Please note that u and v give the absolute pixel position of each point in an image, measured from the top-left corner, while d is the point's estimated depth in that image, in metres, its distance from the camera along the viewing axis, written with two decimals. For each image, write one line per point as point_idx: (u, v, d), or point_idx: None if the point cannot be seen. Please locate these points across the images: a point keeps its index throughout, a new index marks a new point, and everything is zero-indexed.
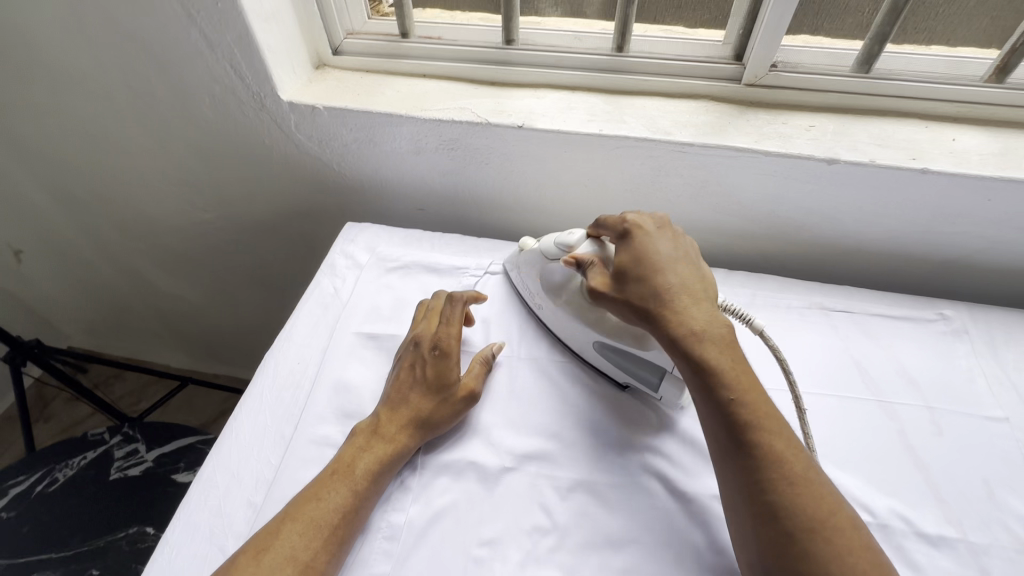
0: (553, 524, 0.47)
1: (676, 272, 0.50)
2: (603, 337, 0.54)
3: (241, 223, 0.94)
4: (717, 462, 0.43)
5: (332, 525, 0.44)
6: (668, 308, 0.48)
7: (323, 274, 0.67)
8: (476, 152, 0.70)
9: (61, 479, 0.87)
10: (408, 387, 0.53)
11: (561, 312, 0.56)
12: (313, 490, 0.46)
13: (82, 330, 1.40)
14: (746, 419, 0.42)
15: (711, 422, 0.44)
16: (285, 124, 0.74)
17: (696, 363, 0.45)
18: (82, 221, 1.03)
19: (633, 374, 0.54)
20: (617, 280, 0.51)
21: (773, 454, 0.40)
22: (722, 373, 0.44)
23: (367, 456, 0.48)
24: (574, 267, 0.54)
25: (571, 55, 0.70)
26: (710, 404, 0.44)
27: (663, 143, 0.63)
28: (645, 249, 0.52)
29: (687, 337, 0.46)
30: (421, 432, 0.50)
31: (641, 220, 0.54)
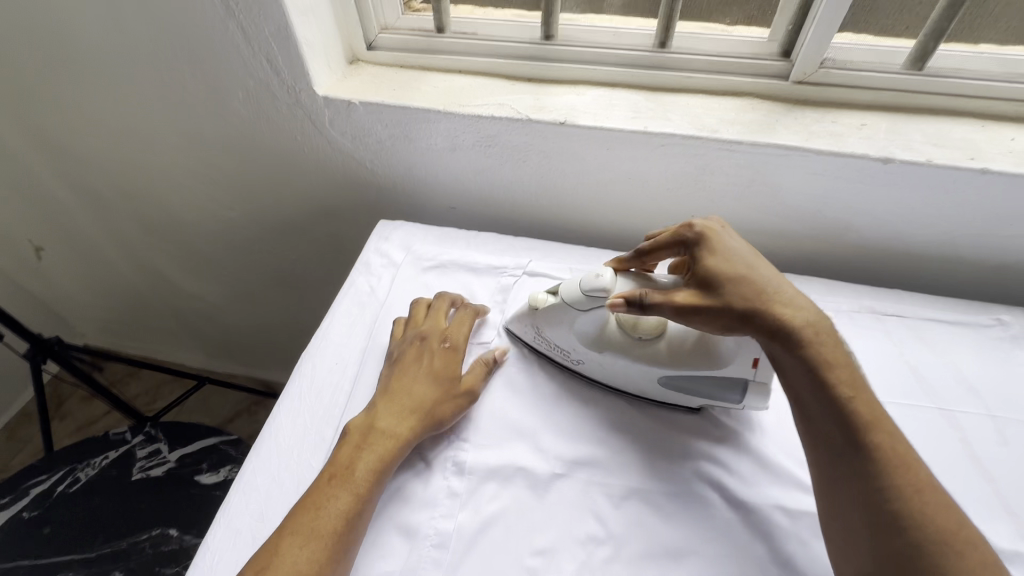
0: (608, 533, 0.45)
1: (769, 269, 0.47)
2: (669, 368, 0.50)
3: (267, 221, 0.92)
4: (829, 467, 0.41)
5: (335, 532, 0.42)
6: (777, 308, 0.44)
7: (358, 272, 0.66)
8: (515, 149, 0.69)
9: (83, 479, 0.86)
10: (413, 376, 0.52)
11: (609, 355, 0.52)
12: (312, 498, 0.43)
13: (100, 328, 1.39)
14: (867, 422, 0.40)
15: (824, 421, 0.41)
16: (318, 119, 0.72)
17: (816, 363, 0.42)
18: (105, 217, 1.02)
19: (705, 396, 0.51)
20: (706, 277, 0.47)
21: (898, 458, 0.39)
22: (837, 375, 0.41)
23: (366, 456, 0.46)
24: (624, 307, 0.47)
25: (611, 51, 0.69)
26: (826, 404, 0.41)
27: (709, 141, 0.62)
28: (729, 245, 0.49)
29: (797, 333, 0.43)
30: (424, 423, 0.49)
31: (710, 222, 0.51)
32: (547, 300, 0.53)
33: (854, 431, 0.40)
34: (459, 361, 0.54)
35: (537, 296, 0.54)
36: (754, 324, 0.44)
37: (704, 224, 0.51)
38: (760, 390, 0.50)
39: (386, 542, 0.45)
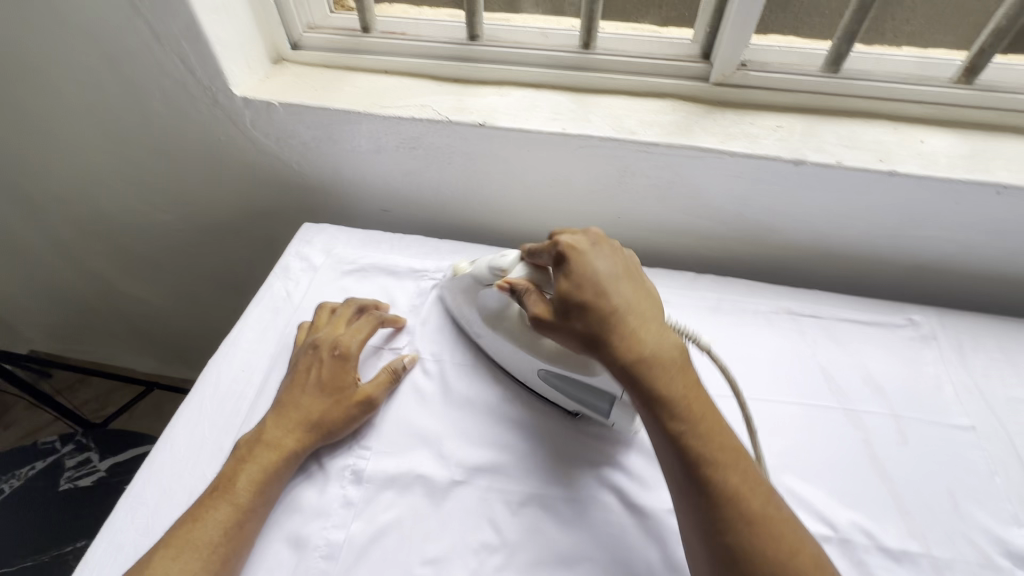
0: (502, 540, 0.45)
1: (623, 294, 0.46)
2: (546, 362, 0.50)
3: (201, 224, 0.90)
4: (676, 500, 0.41)
5: (208, 544, 0.41)
6: (619, 339, 0.44)
7: (276, 276, 0.65)
8: (439, 150, 0.68)
9: (7, 490, 0.82)
10: (300, 389, 0.51)
11: (501, 334, 0.53)
12: (191, 512, 0.43)
13: (45, 334, 1.35)
14: (701, 455, 0.40)
15: (668, 458, 0.41)
16: (240, 120, 0.71)
17: (650, 396, 0.42)
18: (36, 220, 0.99)
19: (579, 401, 0.51)
20: (562, 302, 0.46)
21: (733, 493, 0.38)
22: (673, 409, 0.41)
23: (248, 468, 0.45)
24: (508, 292, 0.50)
25: (536, 52, 0.68)
26: (665, 439, 0.41)
27: (627, 143, 0.61)
28: (591, 267, 0.47)
29: (635, 365, 0.43)
30: (312, 435, 0.48)
31: (575, 239, 0.49)
32: (466, 269, 0.58)
33: (689, 466, 0.40)
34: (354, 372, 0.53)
35: (461, 266, 0.58)
36: (596, 353, 0.44)
37: (571, 241, 0.49)
38: (624, 410, 0.48)
39: (275, 554, 0.44)
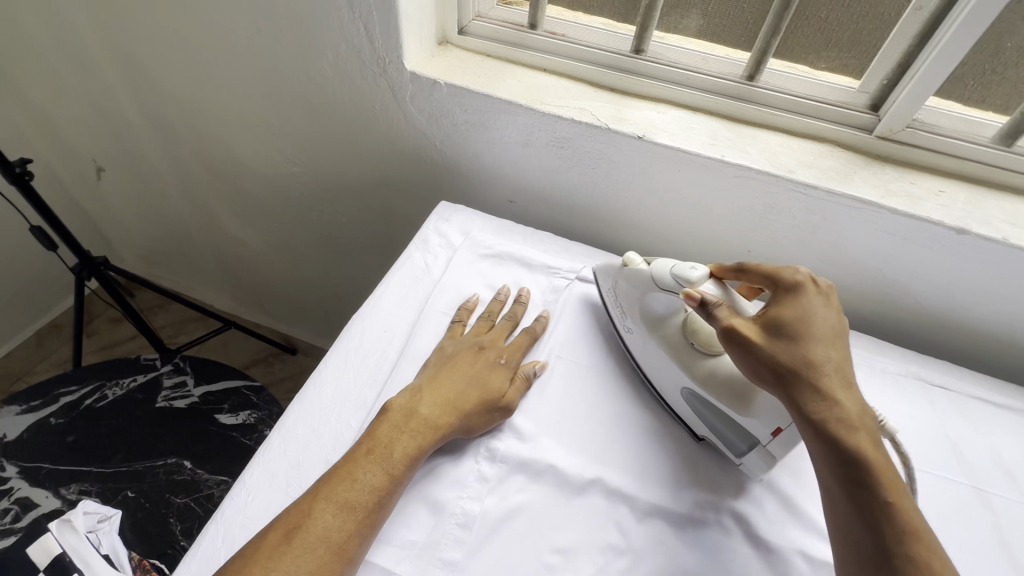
0: (628, 544, 0.46)
1: (833, 350, 0.46)
2: (693, 382, 0.51)
3: (325, 182, 0.94)
4: (849, 561, 0.40)
5: (364, 503, 0.43)
6: (827, 390, 0.44)
7: (415, 247, 0.68)
8: (587, 154, 0.69)
9: (110, 396, 0.89)
10: (462, 378, 0.52)
11: (654, 340, 0.54)
12: (347, 467, 0.44)
13: (140, 256, 1.43)
14: (899, 528, 0.39)
15: (853, 520, 0.40)
16: (400, 93, 0.74)
17: (850, 454, 0.41)
18: (171, 151, 1.05)
19: (711, 429, 0.51)
20: (773, 334, 0.46)
21: (928, 572, 0.37)
22: (874, 472, 0.41)
23: (404, 438, 0.47)
24: (695, 304, 0.50)
25: (697, 75, 0.69)
26: (858, 500, 0.40)
27: (785, 181, 0.62)
28: (814, 314, 0.48)
29: (841, 422, 0.42)
30: (462, 421, 0.49)
31: (806, 281, 0.50)
32: (639, 265, 0.57)
33: (884, 534, 0.39)
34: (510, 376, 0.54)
35: (632, 259, 0.57)
36: (796, 399, 0.44)
37: (796, 279, 0.50)
38: (764, 457, 0.48)
39: (412, 511, 0.46)
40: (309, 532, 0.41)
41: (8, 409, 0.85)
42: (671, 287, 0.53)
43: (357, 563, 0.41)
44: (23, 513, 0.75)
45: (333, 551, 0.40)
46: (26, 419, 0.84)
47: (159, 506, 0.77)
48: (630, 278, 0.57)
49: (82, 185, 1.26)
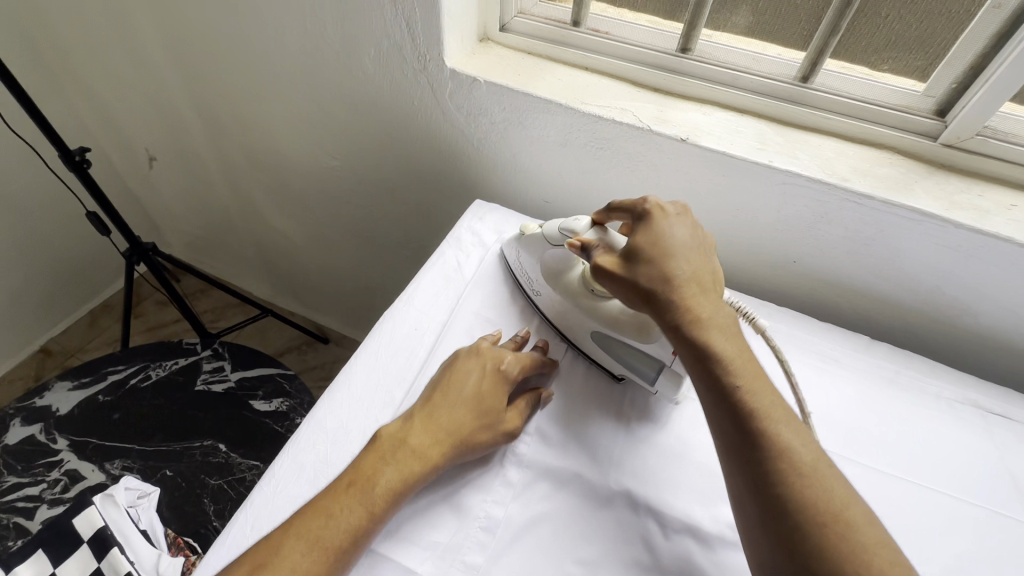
0: (654, 561, 0.44)
1: (688, 258, 0.48)
2: (599, 324, 0.55)
3: (363, 176, 0.95)
4: (723, 456, 0.41)
5: (340, 544, 0.40)
6: (682, 296, 0.46)
7: (448, 245, 0.68)
8: (627, 156, 0.68)
9: (153, 377, 0.92)
10: (455, 397, 0.49)
11: (558, 294, 0.58)
12: (326, 504, 0.42)
13: (185, 243, 1.49)
14: (755, 409, 0.40)
15: (717, 412, 0.42)
16: (439, 91, 0.74)
17: (704, 351, 0.43)
18: (216, 142, 1.08)
19: (625, 365, 0.55)
20: (631, 252, 0.49)
21: (782, 444, 0.39)
22: (729, 364, 0.43)
23: (390, 471, 0.44)
24: (579, 252, 0.53)
25: (746, 75, 0.66)
26: (720, 396, 0.42)
27: (837, 189, 0.58)
28: (664, 230, 0.50)
29: (693, 322, 0.45)
30: (457, 450, 0.47)
31: (658, 203, 0.52)
32: (534, 229, 0.61)
33: (742, 417, 0.40)
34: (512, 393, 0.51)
35: (529, 227, 0.61)
36: (658, 310, 0.46)
37: (653, 207, 0.52)
38: (671, 378, 0.52)
39: (437, 512, 0.46)
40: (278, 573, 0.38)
41: (61, 385, 0.90)
42: (561, 241, 0.57)
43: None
44: (72, 484, 0.80)
45: None
46: (77, 395, 0.89)
47: (195, 485, 0.80)
48: (529, 241, 0.60)
49: (134, 173, 1.32)
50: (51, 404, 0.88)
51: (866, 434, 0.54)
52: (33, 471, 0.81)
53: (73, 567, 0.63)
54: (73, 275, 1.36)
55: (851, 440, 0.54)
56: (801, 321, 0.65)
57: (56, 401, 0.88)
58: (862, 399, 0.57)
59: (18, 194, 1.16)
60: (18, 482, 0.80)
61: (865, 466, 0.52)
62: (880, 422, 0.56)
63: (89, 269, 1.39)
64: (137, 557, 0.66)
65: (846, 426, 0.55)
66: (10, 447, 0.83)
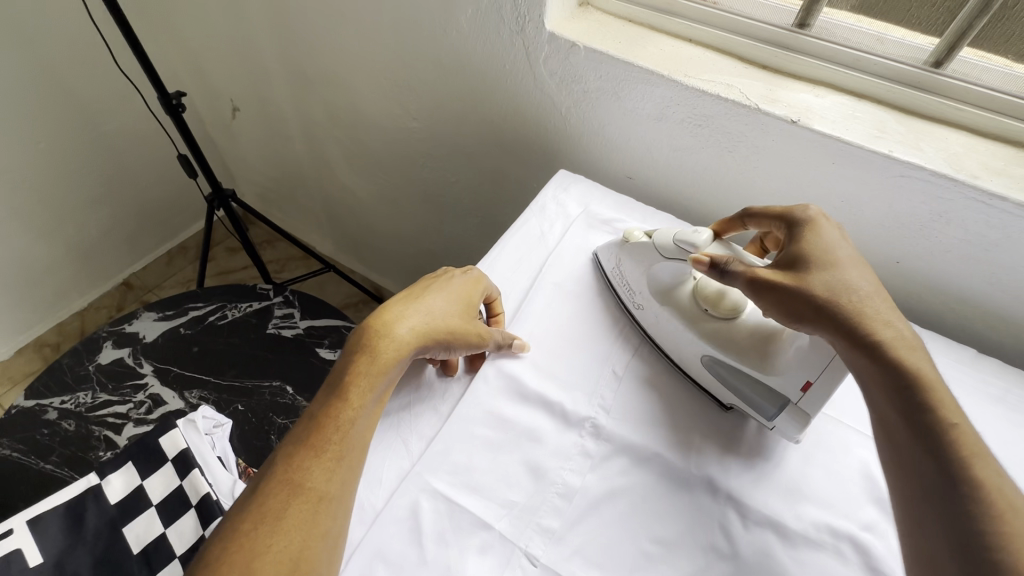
0: (732, 550, 0.43)
1: (865, 278, 0.45)
2: (717, 351, 0.51)
3: (442, 138, 0.95)
4: (918, 501, 0.37)
5: (326, 440, 0.42)
6: (871, 316, 0.43)
7: (532, 212, 0.67)
8: (727, 136, 0.64)
9: (229, 317, 0.97)
10: (417, 298, 0.51)
11: (666, 310, 0.54)
12: (310, 413, 0.45)
13: (257, 194, 1.54)
14: (966, 451, 0.37)
15: (916, 451, 0.38)
16: (534, 55, 0.72)
17: (906, 379, 0.40)
18: (300, 95, 1.11)
19: (741, 396, 0.50)
20: (803, 264, 0.45)
21: (1000, 498, 0.35)
22: (934, 397, 0.39)
23: (359, 362, 0.46)
24: (705, 268, 0.48)
25: (870, 57, 0.61)
26: (927, 434, 0.38)
27: (965, 187, 0.54)
28: (832, 241, 0.47)
29: (893, 350, 0.41)
30: (430, 341, 0.48)
31: (821, 214, 0.49)
32: (640, 236, 0.55)
33: (950, 458, 0.37)
34: (480, 287, 0.54)
35: (634, 232, 0.56)
36: (843, 329, 0.43)
37: (818, 212, 0.49)
38: (796, 416, 0.47)
39: (515, 473, 0.46)
40: (276, 479, 0.41)
41: (148, 314, 0.96)
42: (676, 253, 0.51)
43: (329, 502, 0.40)
44: (155, 407, 0.87)
45: (296, 489, 0.40)
46: (161, 326, 0.95)
47: (263, 422, 0.84)
48: (633, 250, 0.56)
49: (217, 121, 1.37)
50: (138, 332, 0.94)
51: None
52: (121, 391, 0.88)
53: (158, 482, 0.68)
54: (156, 215, 1.44)
55: None
56: None
57: (143, 329, 0.95)
58: (964, 413, 0.54)
59: (115, 132, 1.23)
60: (108, 399, 0.87)
61: None
62: (985, 439, 0.52)
63: (170, 210, 1.47)
64: (214, 479, 0.69)
65: None
66: (103, 366, 0.90)
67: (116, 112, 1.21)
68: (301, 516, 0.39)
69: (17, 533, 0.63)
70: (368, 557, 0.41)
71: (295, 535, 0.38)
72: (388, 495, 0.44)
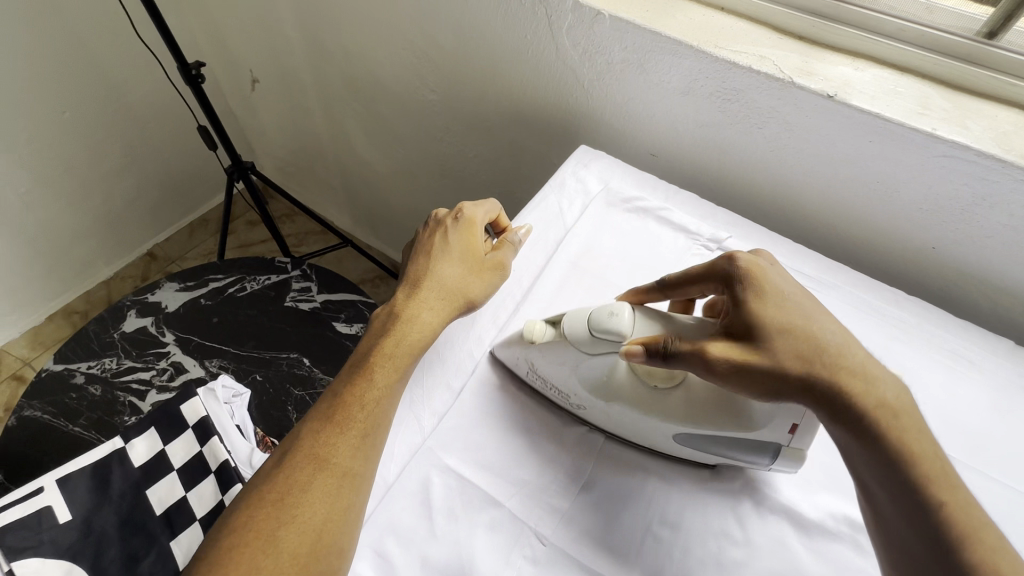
0: (744, 537, 0.43)
1: (833, 331, 0.40)
2: (691, 425, 0.43)
3: (461, 112, 0.93)
4: None
5: (351, 415, 0.42)
6: (846, 380, 0.38)
7: (551, 189, 0.65)
8: (757, 111, 0.61)
9: (248, 289, 0.98)
10: (431, 268, 0.51)
11: (616, 406, 0.44)
12: (334, 390, 0.44)
13: (276, 167, 1.54)
14: (965, 532, 0.33)
15: (912, 535, 0.35)
16: (557, 24, 0.69)
17: (897, 457, 0.36)
18: (318, 66, 1.09)
19: (726, 455, 0.44)
20: (754, 328, 0.40)
21: None
22: (924, 472, 0.35)
23: (385, 340, 0.46)
24: (642, 356, 0.42)
25: (917, 27, 0.57)
26: (929, 526, 0.34)
27: (1012, 169, 0.51)
28: (781, 287, 0.42)
29: (872, 416, 0.37)
30: (458, 309, 0.50)
31: (754, 258, 0.45)
32: (544, 331, 0.47)
33: (947, 544, 0.33)
34: (480, 238, 0.54)
35: (534, 326, 0.47)
36: (814, 399, 0.38)
37: (749, 260, 0.44)
38: (791, 455, 0.43)
39: (525, 451, 0.46)
40: (301, 453, 0.41)
41: (169, 285, 0.98)
42: (597, 344, 0.44)
43: (355, 477, 0.40)
44: (176, 374, 0.89)
45: (321, 465, 0.40)
46: (182, 296, 0.96)
47: (281, 393, 0.85)
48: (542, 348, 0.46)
49: (237, 92, 1.37)
50: (160, 301, 0.96)
51: (995, 446, 0.49)
52: (145, 357, 0.90)
53: (179, 447, 0.70)
54: (178, 186, 1.45)
55: (978, 450, 0.49)
56: (932, 314, 0.58)
57: (165, 299, 0.96)
58: (995, 405, 0.52)
59: (137, 103, 1.23)
60: (132, 365, 0.90)
61: (991, 477, 0.48)
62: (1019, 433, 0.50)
63: (191, 182, 1.48)
64: (232, 446, 0.72)
65: (973, 432, 0.50)
66: (127, 334, 0.93)
67: (137, 83, 1.21)
68: (326, 491, 0.39)
69: (47, 491, 0.66)
70: (379, 528, 0.42)
71: (319, 508, 0.38)
72: (400, 469, 0.44)
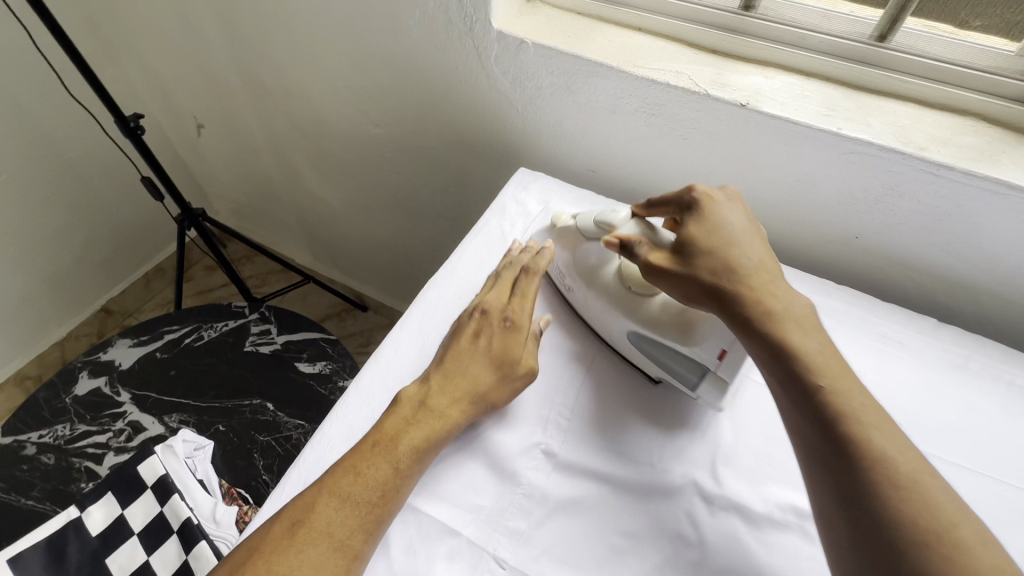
0: (698, 538, 0.44)
1: (752, 250, 0.48)
2: (636, 323, 0.51)
3: (406, 143, 0.94)
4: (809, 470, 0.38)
5: (369, 499, 0.41)
6: (748, 290, 0.45)
7: (493, 213, 0.67)
8: (680, 123, 0.64)
9: (205, 338, 0.96)
10: (466, 364, 0.49)
11: (594, 294, 0.54)
12: (351, 462, 0.43)
13: (231, 209, 1.53)
14: (837, 412, 0.37)
15: (794, 418, 0.39)
16: (485, 55, 0.71)
17: (778, 347, 0.41)
18: (261, 106, 1.09)
19: (666, 369, 0.50)
20: (685, 245, 0.49)
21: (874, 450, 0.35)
22: (809, 361, 0.40)
23: (411, 431, 0.45)
24: (617, 248, 0.52)
25: (816, 35, 0.61)
26: (812, 408, 0.38)
27: (912, 159, 0.54)
28: (721, 217, 0.50)
29: (760, 313, 0.43)
30: (478, 408, 0.48)
31: (712, 191, 0.52)
32: (567, 221, 0.60)
33: (822, 418, 0.37)
34: (519, 336, 0.52)
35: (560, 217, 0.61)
36: (722, 307, 0.45)
37: (706, 191, 0.52)
38: (716, 385, 0.48)
39: (481, 477, 0.46)
40: (313, 531, 0.39)
41: (122, 341, 0.95)
42: (597, 233, 0.56)
43: (363, 561, 0.40)
44: (135, 434, 0.86)
45: (336, 547, 0.39)
46: (137, 352, 0.94)
47: (245, 441, 0.84)
48: (563, 233, 0.59)
49: (183, 139, 1.36)
50: (114, 359, 0.94)
51: (929, 423, 0.51)
52: (100, 420, 0.87)
53: (138, 509, 0.68)
54: (130, 238, 1.42)
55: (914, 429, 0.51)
56: (861, 300, 0.61)
57: (119, 356, 0.94)
58: (925, 383, 0.54)
59: (77, 158, 1.21)
60: (87, 430, 0.87)
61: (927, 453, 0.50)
62: (949, 408, 0.52)
63: (142, 233, 1.45)
64: (194, 503, 0.69)
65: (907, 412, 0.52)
66: (79, 398, 0.90)
67: (77, 138, 1.19)
68: None
69: None
70: None
71: None
72: None
